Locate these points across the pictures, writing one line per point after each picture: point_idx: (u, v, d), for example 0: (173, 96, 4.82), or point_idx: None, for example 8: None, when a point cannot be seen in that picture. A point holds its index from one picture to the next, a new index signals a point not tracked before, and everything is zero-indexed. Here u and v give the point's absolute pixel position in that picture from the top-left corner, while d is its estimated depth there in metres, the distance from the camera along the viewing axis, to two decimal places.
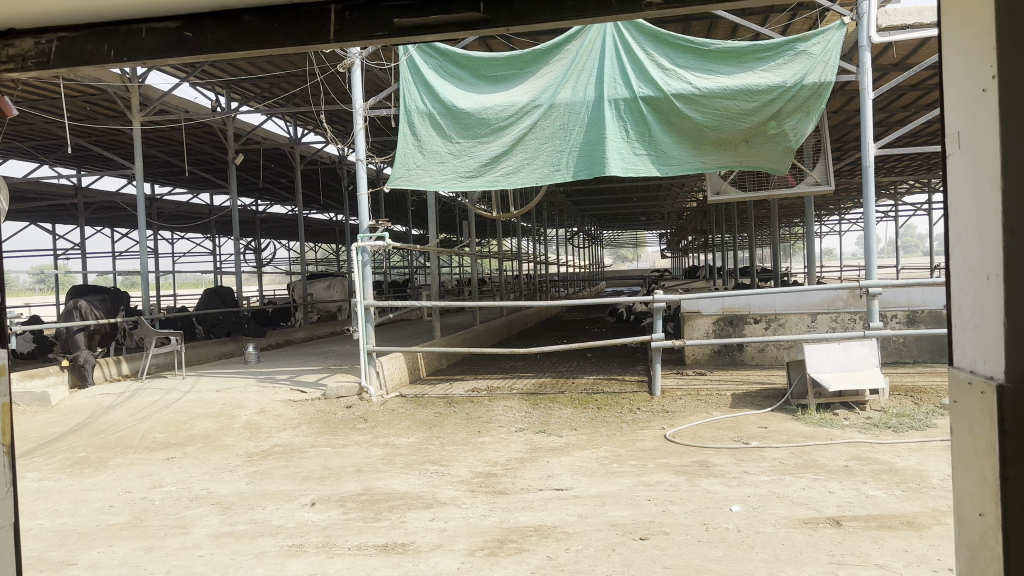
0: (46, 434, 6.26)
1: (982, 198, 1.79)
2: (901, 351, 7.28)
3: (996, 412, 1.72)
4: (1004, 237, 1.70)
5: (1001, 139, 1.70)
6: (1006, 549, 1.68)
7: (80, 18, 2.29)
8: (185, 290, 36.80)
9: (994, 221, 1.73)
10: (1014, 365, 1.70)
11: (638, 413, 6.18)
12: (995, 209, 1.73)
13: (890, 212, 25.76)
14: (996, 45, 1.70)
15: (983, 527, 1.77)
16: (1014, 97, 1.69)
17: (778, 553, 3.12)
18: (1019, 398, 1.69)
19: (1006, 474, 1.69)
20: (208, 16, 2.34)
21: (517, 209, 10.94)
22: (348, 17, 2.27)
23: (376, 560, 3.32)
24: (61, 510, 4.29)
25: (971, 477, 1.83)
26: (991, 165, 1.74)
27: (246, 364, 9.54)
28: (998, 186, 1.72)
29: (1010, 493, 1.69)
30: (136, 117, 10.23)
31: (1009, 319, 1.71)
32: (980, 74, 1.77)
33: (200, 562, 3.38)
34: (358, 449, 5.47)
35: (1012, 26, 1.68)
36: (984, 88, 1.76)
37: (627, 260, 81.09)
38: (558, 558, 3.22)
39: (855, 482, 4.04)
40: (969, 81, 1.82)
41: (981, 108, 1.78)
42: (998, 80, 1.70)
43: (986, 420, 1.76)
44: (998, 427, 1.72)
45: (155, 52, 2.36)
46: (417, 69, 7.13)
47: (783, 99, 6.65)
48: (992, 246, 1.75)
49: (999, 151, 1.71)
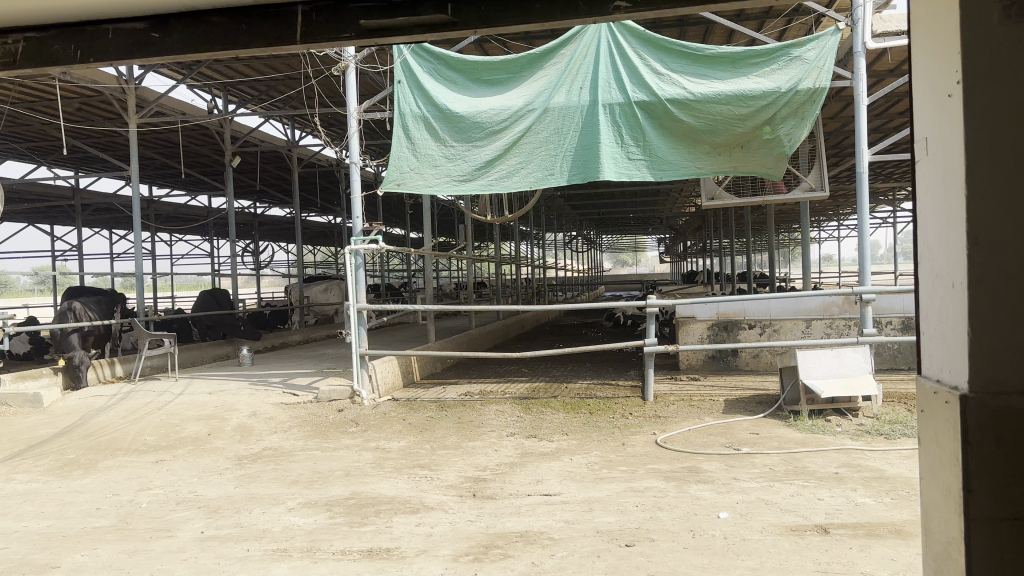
0: (36, 436, 6.23)
1: (948, 206, 1.77)
2: (896, 357, 7.25)
3: (961, 423, 1.70)
4: (968, 244, 1.69)
5: (966, 145, 1.69)
6: (969, 562, 1.66)
7: (47, 19, 2.38)
8: (182, 292, 36.92)
9: (959, 228, 1.72)
10: (980, 374, 1.69)
11: (630, 418, 6.15)
12: (960, 215, 1.71)
13: (889, 218, 25.78)
14: (961, 49, 1.69)
15: (948, 539, 1.75)
16: (978, 103, 1.68)
17: (764, 561, 3.10)
18: (984, 408, 1.67)
19: (970, 486, 1.67)
20: (175, 17, 2.41)
21: (512, 213, 10.75)
22: (313, 21, 2.34)
23: (360, 565, 3.30)
24: (48, 512, 4.26)
25: (938, 488, 1.81)
26: (956, 172, 1.73)
27: (240, 367, 9.52)
28: (964, 192, 1.70)
29: (973, 504, 1.67)
30: (133, 119, 10.20)
31: (975, 328, 1.69)
32: (946, 79, 1.76)
33: (183, 565, 3.36)
34: (348, 453, 5.44)
35: (975, 31, 1.68)
36: (949, 94, 1.75)
37: (627, 265, 81.14)
38: (542, 565, 3.20)
39: (845, 489, 4.02)
40: (936, 87, 1.81)
41: (948, 111, 1.76)
42: (962, 85, 1.69)
43: (951, 430, 1.74)
44: (962, 438, 1.70)
45: (120, 52, 2.44)
46: (411, 71, 7.15)
47: (777, 105, 6.65)
48: (957, 254, 1.73)
49: (963, 157, 1.70)
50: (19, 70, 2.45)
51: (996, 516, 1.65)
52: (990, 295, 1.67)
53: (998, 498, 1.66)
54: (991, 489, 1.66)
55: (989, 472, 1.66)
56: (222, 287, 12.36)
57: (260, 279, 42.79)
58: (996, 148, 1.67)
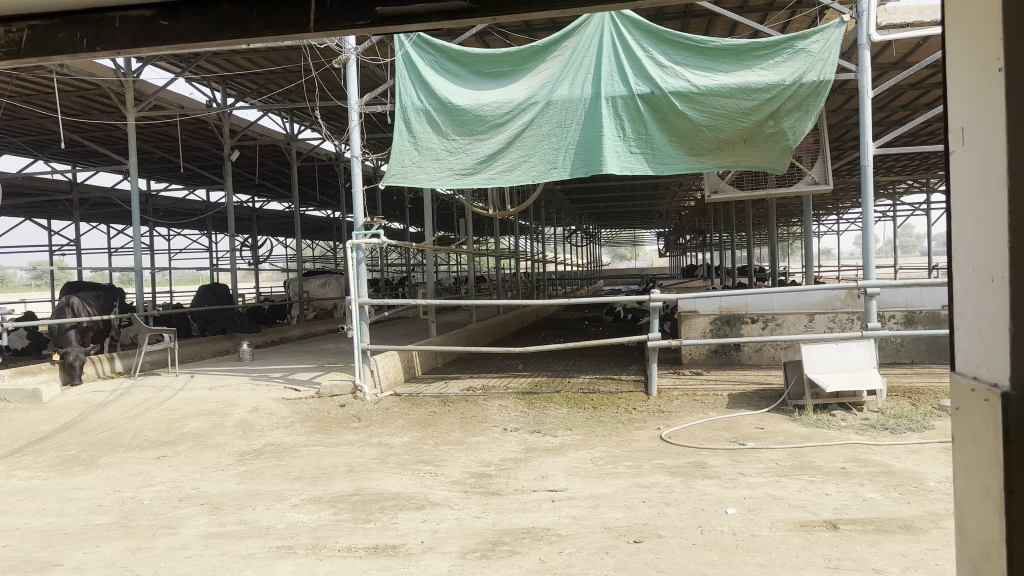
0: (36, 432, 6.19)
1: (987, 197, 1.74)
2: (899, 351, 7.24)
3: (1002, 421, 1.67)
4: (1009, 236, 1.66)
5: (1008, 134, 1.65)
6: (1011, 562, 1.64)
7: (53, 7, 2.37)
8: (180, 287, 36.98)
9: (1000, 219, 1.68)
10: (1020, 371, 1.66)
11: (634, 413, 6.13)
12: (999, 206, 1.69)
13: (890, 211, 25.79)
14: (1003, 35, 1.66)
15: (988, 539, 1.72)
16: (1019, 91, 1.65)
17: (774, 557, 3.08)
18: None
19: (1011, 485, 1.65)
20: (184, 5, 2.38)
21: (514, 207, 10.53)
22: (326, 8, 2.31)
23: (367, 562, 3.27)
24: (49, 509, 4.23)
25: (975, 488, 1.79)
26: (996, 161, 1.70)
27: (240, 362, 9.48)
28: (1004, 182, 1.67)
29: (1014, 504, 1.64)
30: (131, 112, 10.10)
31: (1015, 322, 1.66)
32: (987, 66, 1.72)
33: (187, 563, 3.33)
34: (351, 449, 5.42)
35: (1018, 17, 1.64)
36: (989, 81, 1.72)
37: (625, 259, 81.09)
38: (550, 561, 3.17)
39: (852, 484, 4.00)
40: (976, 74, 1.78)
41: (989, 98, 1.72)
42: (1004, 71, 1.66)
43: (991, 429, 1.72)
44: (1004, 436, 1.67)
45: (127, 40, 2.42)
46: (413, 64, 7.10)
47: (782, 97, 6.58)
48: (996, 248, 1.71)
49: (1005, 146, 1.66)
50: (25, 59, 2.44)
51: None
52: None
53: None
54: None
55: None
56: (222, 282, 12.33)
57: (259, 273, 42.87)
58: None
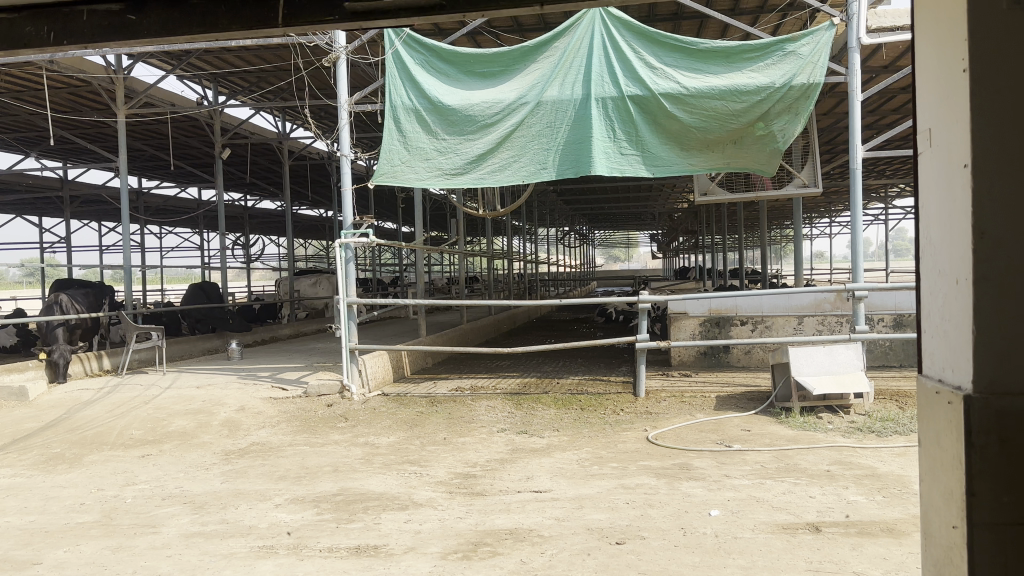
0: (21, 430, 6.14)
1: (953, 198, 1.79)
2: (887, 354, 7.26)
3: (964, 425, 1.72)
4: (973, 238, 1.71)
5: (972, 134, 1.71)
6: (972, 566, 1.69)
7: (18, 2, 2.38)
8: (172, 286, 36.84)
9: (964, 221, 1.74)
10: (982, 374, 1.72)
11: (621, 414, 6.12)
12: (966, 206, 1.73)
13: (880, 215, 25.99)
14: (969, 35, 1.71)
15: (951, 542, 1.77)
16: (985, 90, 1.70)
17: (755, 559, 3.07)
18: (985, 407, 1.70)
19: (973, 490, 1.70)
20: (151, 1, 2.40)
21: (505, 207, 10.26)
22: (295, 2, 2.33)
23: (348, 563, 3.24)
24: (30, 508, 4.19)
25: (938, 491, 1.83)
26: (961, 162, 1.75)
27: (229, 361, 9.39)
28: (969, 184, 1.72)
29: (976, 508, 1.69)
30: (121, 110, 10.00)
31: (979, 326, 1.71)
32: (954, 67, 1.77)
33: (167, 563, 3.30)
34: (337, 449, 5.39)
35: (981, 19, 1.70)
36: (955, 80, 1.77)
37: (618, 261, 81.36)
38: (532, 562, 3.16)
39: (837, 487, 4.00)
40: (944, 74, 1.82)
41: (954, 97, 1.78)
42: (969, 73, 1.71)
43: (954, 431, 1.77)
44: (965, 440, 1.72)
45: (94, 34, 2.45)
46: (402, 63, 7.08)
47: (772, 100, 6.60)
48: (961, 249, 1.76)
49: (969, 147, 1.72)
50: None
51: (997, 520, 1.68)
52: (993, 290, 1.69)
53: (1000, 503, 1.68)
54: (994, 493, 1.69)
55: (991, 475, 1.69)
56: (211, 280, 12.36)
57: (252, 272, 42.77)
58: (1001, 137, 1.69)
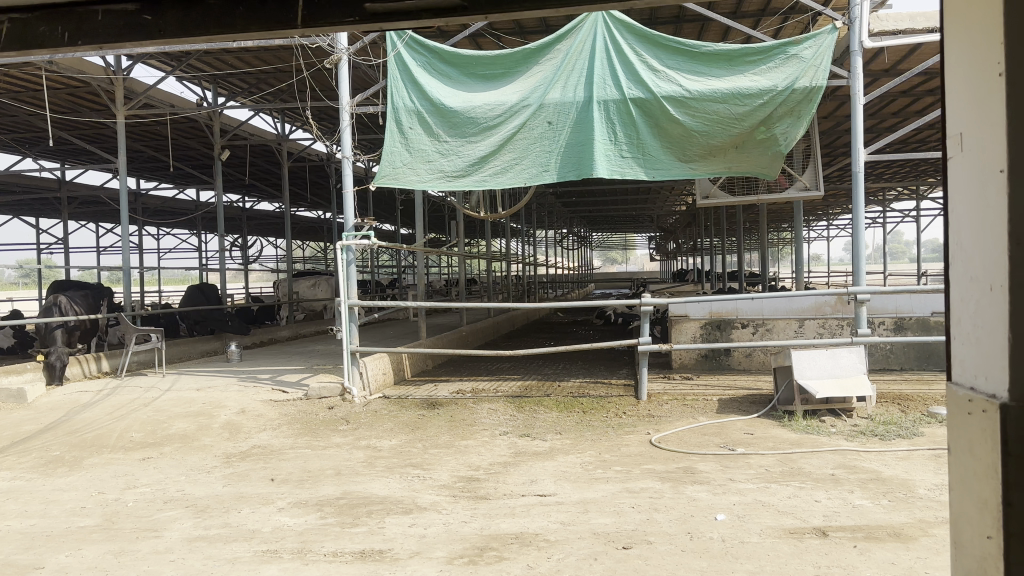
0: (20, 432, 6.10)
1: (985, 204, 1.79)
2: (888, 357, 7.28)
3: (999, 433, 1.72)
4: (1009, 244, 1.70)
5: (1008, 139, 1.70)
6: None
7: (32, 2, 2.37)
8: (169, 287, 36.75)
9: (999, 226, 1.73)
10: (1017, 383, 1.71)
11: (624, 418, 6.11)
12: (1000, 212, 1.73)
13: (877, 219, 26.11)
14: (1004, 39, 1.70)
15: (985, 552, 1.76)
16: (1020, 95, 1.69)
17: (763, 564, 3.06)
18: (1021, 416, 1.69)
19: (1009, 500, 1.69)
20: (166, 1, 2.40)
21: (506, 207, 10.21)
22: (314, 3, 2.32)
23: (353, 568, 3.22)
24: (31, 511, 4.16)
25: (971, 500, 1.83)
26: (995, 167, 1.75)
27: (228, 363, 9.36)
28: (1005, 190, 1.71)
29: (1012, 518, 1.69)
30: (119, 111, 9.97)
31: (1015, 333, 1.71)
32: (989, 71, 1.77)
33: (170, 567, 3.27)
34: (339, 451, 5.37)
35: (1016, 23, 1.69)
36: (990, 84, 1.76)
37: (615, 263, 81.56)
38: (539, 567, 3.14)
39: (842, 491, 3.99)
40: (978, 77, 1.81)
41: (990, 101, 1.77)
42: (1005, 77, 1.71)
43: (988, 440, 1.76)
44: (1001, 449, 1.72)
45: (108, 34, 2.43)
46: (405, 65, 7.06)
47: (774, 103, 6.61)
48: (996, 256, 1.75)
49: (1005, 151, 1.71)
50: (4, 52, 2.44)
51: None
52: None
53: None
54: None
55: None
56: (210, 282, 12.33)
57: (250, 274, 42.65)
58: None
